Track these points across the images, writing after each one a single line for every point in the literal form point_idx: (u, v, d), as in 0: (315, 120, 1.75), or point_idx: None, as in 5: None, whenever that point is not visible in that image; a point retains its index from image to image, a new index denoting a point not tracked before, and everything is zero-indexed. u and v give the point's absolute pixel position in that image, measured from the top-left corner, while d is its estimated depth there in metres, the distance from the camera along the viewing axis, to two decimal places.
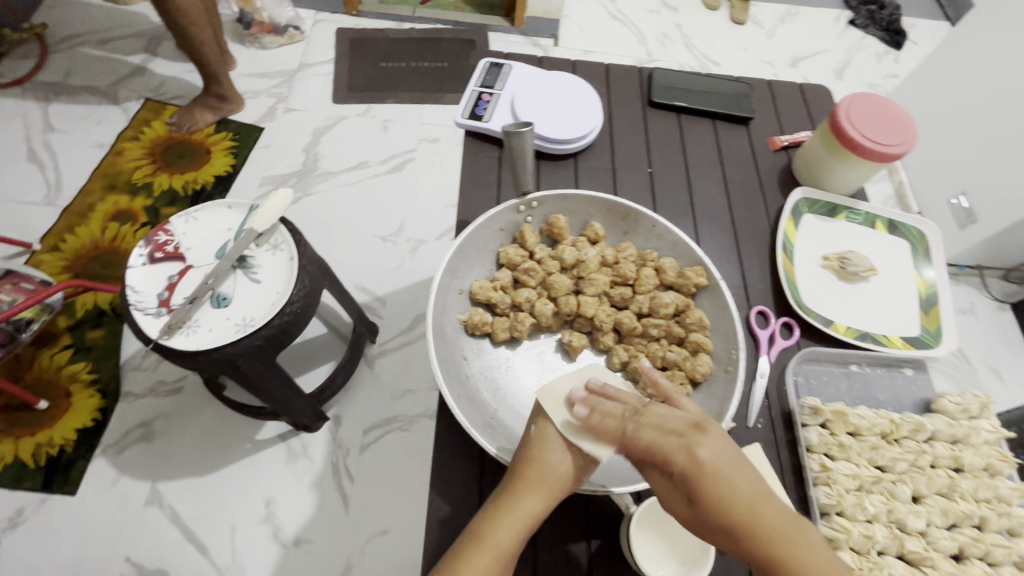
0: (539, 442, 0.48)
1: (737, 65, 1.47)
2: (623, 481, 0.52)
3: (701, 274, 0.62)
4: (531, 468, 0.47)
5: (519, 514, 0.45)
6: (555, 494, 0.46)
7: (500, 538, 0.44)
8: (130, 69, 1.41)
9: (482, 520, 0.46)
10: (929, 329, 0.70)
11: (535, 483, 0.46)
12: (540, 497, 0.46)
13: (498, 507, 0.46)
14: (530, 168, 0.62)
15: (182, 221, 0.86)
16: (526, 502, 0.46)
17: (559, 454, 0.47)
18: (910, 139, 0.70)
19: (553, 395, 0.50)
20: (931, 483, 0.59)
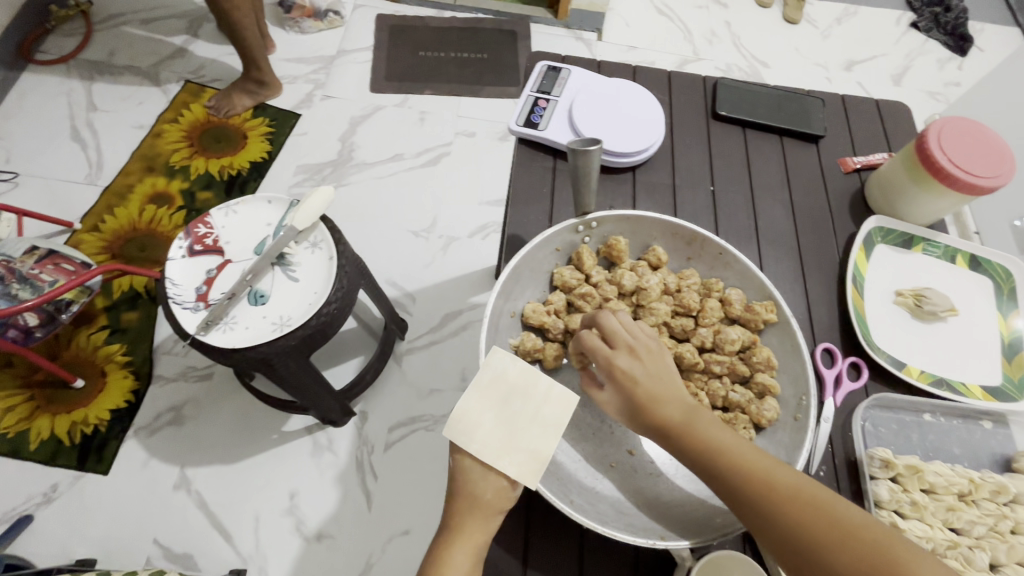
0: (460, 474, 0.45)
1: (789, 66, 1.40)
2: (685, 536, 0.49)
3: (771, 310, 0.57)
4: (463, 500, 0.45)
5: (468, 543, 0.45)
6: (492, 515, 0.45)
7: (452, 573, 0.43)
8: (172, 51, 1.40)
9: (431, 557, 0.45)
10: (1012, 379, 0.65)
11: (472, 512, 0.45)
12: (478, 524, 0.45)
13: (446, 541, 0.45)
14: (593, 188, 0.58)
15: (221, 213, 0.85)
16: (469, 535, 0.45)
17: (484, 480, 0.45)
18: (1007, 172, 0.64)
19: (463, 425, 0.45)
20: (1011, 551, 0.55)
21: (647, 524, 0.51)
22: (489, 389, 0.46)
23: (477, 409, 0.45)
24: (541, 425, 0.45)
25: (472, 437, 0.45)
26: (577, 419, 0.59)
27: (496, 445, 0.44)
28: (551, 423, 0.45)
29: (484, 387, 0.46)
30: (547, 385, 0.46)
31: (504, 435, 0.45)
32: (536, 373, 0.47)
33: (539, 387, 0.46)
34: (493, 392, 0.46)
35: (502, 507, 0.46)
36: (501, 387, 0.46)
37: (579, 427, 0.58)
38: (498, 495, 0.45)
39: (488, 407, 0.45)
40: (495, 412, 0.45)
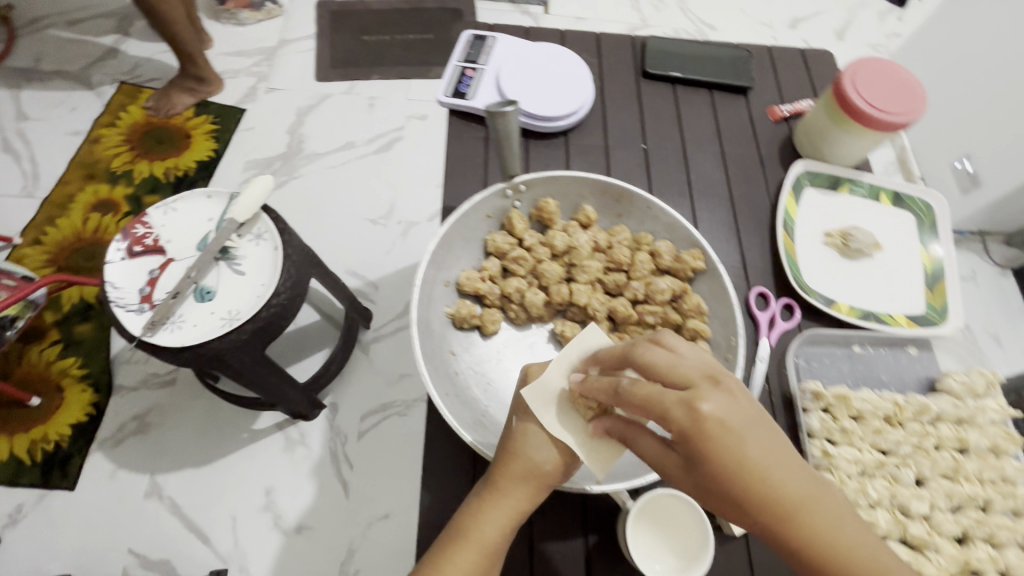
0: (519, 437, 0.47)
1: (736, 29, 1.40)
2: (617, 479, 0.51)
3: (698, 258, 0.59)
4: (512, 464, 0.46)
5: (507, 509, 0.45)
6: (539, 489, 0.46)
7: (485, 532, 0.44)
8: (102, 51, 1.34)
9: (466, 514, 0.46)
10: (934, 306, 0.68)
11: (521, 478, 0.46)
12: (527, 492, 0.46)
13: (484, 501, 0.45)
14: (516, 150, 0.58)
15: (160, 212, 0.79)
16: (506, 501, 0.45)
17: (545, 450, 0.47)
18: (919, 107, 0.66)
19: (541, 391, 0.48)
20: (935, 466, 0.58)
21: (585, 472, 0.53)
22: (569, 372, 0.50)
23: (557, 380, 0.49)
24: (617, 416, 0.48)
25: (544, 409, 0.48)
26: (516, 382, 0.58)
27: (571, 422, 0.48)
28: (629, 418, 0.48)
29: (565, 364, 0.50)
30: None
31: (578, 418, 0.48)
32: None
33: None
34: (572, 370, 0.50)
35: (552, 485, 0.47)
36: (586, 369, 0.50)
37: None
38: (550, 472, 0.46)
39: (568, 384, 0.49)
40: (571, 391, 0.49)
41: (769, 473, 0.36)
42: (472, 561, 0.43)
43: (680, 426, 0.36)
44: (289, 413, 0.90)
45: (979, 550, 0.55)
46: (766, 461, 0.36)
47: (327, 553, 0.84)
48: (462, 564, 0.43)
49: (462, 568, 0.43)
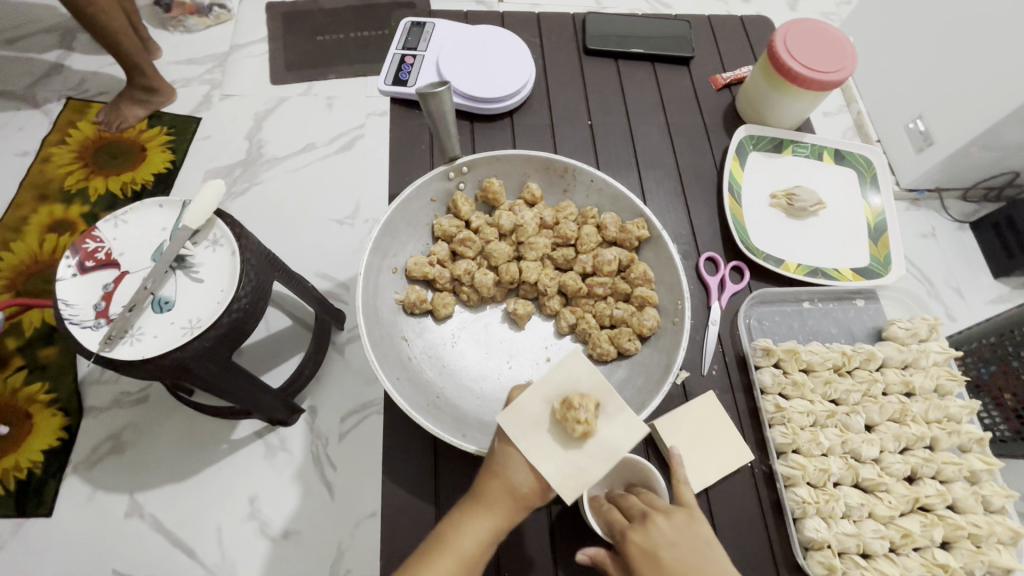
0: (502, 458, 0.44)
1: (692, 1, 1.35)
2: None
3: (643, 227, 0.59)
4: (491, 480, 0.44)
5: (486, 524, 0.43)
6: (519, 510, 0.44)
7: (460, 549, 0.43)
8: (46, 68, 1.30)
9: (446, 523, 0.45)
10: (878, 258, 0.70)
11: (500, 497, 0.43)
12: (506, 511, 0.43)
13: (465, 512, 0.44)
14: (453, 131, 0.58)
15: (110, 225, 0.75)
16: (484, 516, 0.44)
17: (524, 473, 0.43)
18: (850, 65, 0.67)
19: (518, 415, 0.43)
20: (883, 410, 0.60)
21: None
22: (555, 393, 0.44)
23: (537, 405, 0.43)
24: (598, 444, 0.42)
25: (521, 434, 0.43)
26: (471, 363, 0.59)
27: (549, 449, 0.43)
28: (614, 448, 0.42)
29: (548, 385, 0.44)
30: (620, 406, 0.43)
31: (558, 443, 0.43)
32: (610, 388, 0.43)
33: (610, 405, 0.43)
34: (558, 390, 0.44)
35: (533, 505, 0.44)
36: (568, 392, 0.44)
37: (476, 372, 0.58)
38: (530, 495, 0.43)
39: (549, 408, 0.44)
40: (552, 416, 0.43)
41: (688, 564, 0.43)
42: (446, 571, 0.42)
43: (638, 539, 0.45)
44: (266, 420, 0.89)
45: (928, 487, 0.58)
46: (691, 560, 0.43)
47: (317, 551, 0.86)
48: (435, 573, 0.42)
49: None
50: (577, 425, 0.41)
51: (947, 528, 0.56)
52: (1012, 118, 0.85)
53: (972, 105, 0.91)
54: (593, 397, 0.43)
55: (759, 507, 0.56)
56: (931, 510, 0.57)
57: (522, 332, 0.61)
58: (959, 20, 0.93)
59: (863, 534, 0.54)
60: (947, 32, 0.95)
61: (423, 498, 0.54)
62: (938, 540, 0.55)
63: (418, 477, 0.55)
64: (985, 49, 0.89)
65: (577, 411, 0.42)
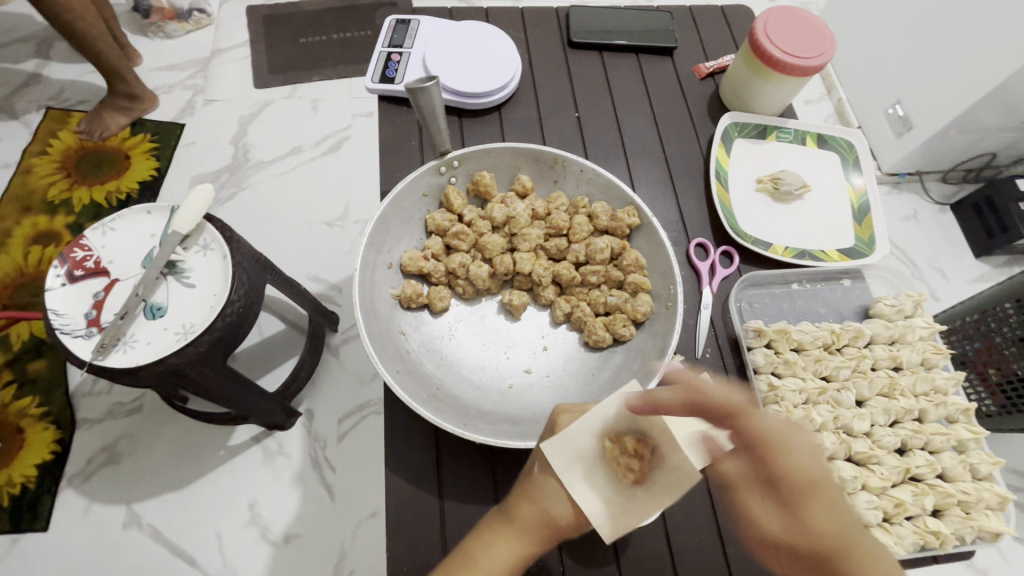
0: (540, 485, 0.48)
1: None
2: None
3: (633, 214, 0.60)
4: (527, 506, 0.47)
5: (516, 547, 0.45)
6: (550, 537, 0.47)
7: (489, 567, 0.44)
8: (23, 77, 1.28)
9: (473, 544, 0.46)
10: (863, 238, 0.72)
11: (535, 521, 0.46)
12: (537, 537, 0.46)
13: (494, 535, 0.46)
14: (443, 126, 0.59)
15: (98, 233, 0.74)
16: (514, 540, 0.46)
17: (560, 499, 0.47)
18: (829, 50, 0.69)
19: (564, 446, 0.47)
20: (872, 385, 0.62)
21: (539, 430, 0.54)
22: (602, 429, 0.48)
23: (585, 438, 0.47)
24: (648, 486, 0.47)
25: (569, 469, 0.47)
26: (469, 354, 0.59)
27: (592, 482, 0.47)
28: (665, 488, 0.46)
29: (599, 425, 0.48)
30: (675, 450, 0.46)
31: (608, 481, 0.47)
32: (667, 428, 0.47)
33: (666, 447, 0.47)
34: (605, 428, 0.48)
35: (565, 534, 0.47)
36: (620, 428, 0.48)
37: (475, 363, 0.59)
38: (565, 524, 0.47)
39: (597, 442, 0.48)
40: (601, 450, 0.47)
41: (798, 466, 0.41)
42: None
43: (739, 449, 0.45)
44: (263, 425, 0.89)
45: (918, 458, 0.59)
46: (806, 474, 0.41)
47: (320, 554, 0.86)
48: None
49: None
50: (627, 466, 0.47)
51: (938, 496, 0.57)
52: (987, 99, 0.88)
53: (950, 88, 0.93)
54: (647, 442, 0.47)
55: None
56: (922, 480, 0.59)
57: (518, 322, 0.62)
58: (933, 5, 0.95)
59: (857, 505, 0.56)
60: (922, 17, 0.97)
61: (426, 491, 0.54)
62: (930, 508, 0.57)
63: (421, 467, 0.55)
64: (959, 33, 0.91)
65: (629, 454, 0.47)
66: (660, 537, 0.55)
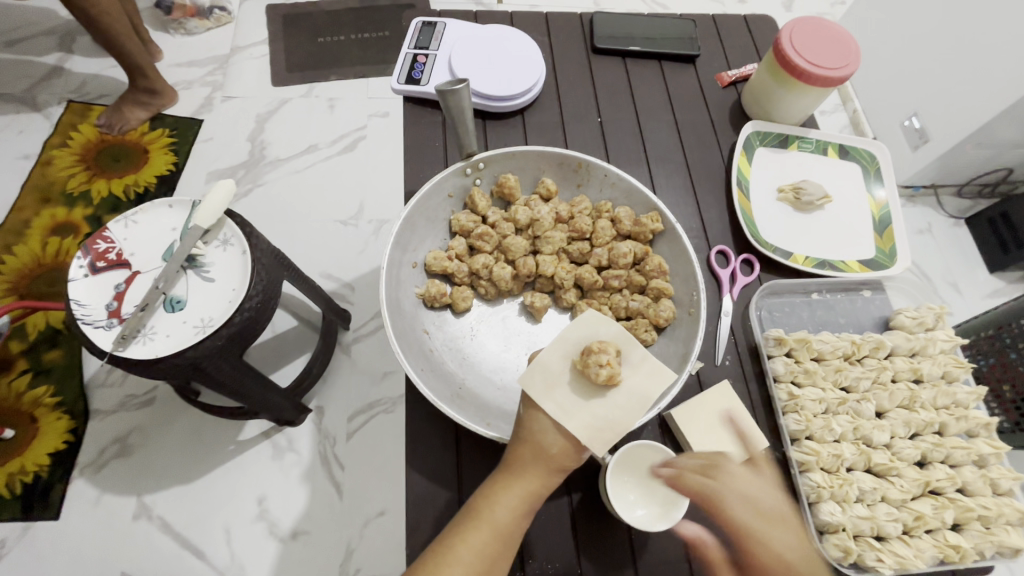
0: (531, 423, 0.45)
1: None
2: None
3: (657, 220, 0.61)
4: (524, 449, 0.44)
5: (517, 495, 0.44)
6: (552, 471, 0.44)
7: (495, 515, 0.44)
8: (46, 71, 1.30)
9: (479, 495, 0.45)
10: (884, 250, 0.72)
11: (533, 461, 0.44)
12: (541, 476, 0.44)
13: (495, 485, 0.45)
14: (471, 127, 0.59)
15: (120, 225, 0.74)
16: (517, 485, 0.44)
17: (551, 432, 0.44)
18: (855, 61, 0.69)
19: (541, 373, 0.44)
20: (893, 397, 0.62)
21: None
22: (574, 347, 0.45)
23: (557, 361, 0.45)
24: (624, 391, 0.43)
25: (544, 394, 0.44)
26: (491, 354, 0.60)
27: (571, 402, 0.43)
28: (642, 395, 0.43)
29: (567, 340, 0.45)
30: (643, 356, 0.44)
31: (589, 394, 0.44)
32: (631, 338, 0.45)
33: (633, 354, 0.44)
34: (573, 343, 0.45)
35: (565, 467, 0.45)
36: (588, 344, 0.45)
37: (497, 363, 0.59)
38: (563, 455, 0.44)
39: (570, 363, 0.45)
40: (573, 370, 0.44)
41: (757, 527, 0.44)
42: (483, 544, 0.43)
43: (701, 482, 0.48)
44: (275, 421, 0.89)
45: (938, 471, 0.59)
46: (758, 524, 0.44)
47: (328, 552, 0.86)
48: (475, 544, 0.43)
49: (473, 548, 0.43)
50: (601, 369, 0.42)
51: (957, 510, 0.57)
52: (1010, 111, 0.87)
53: (968, 101, 0.93)
54: (612, 344, 0.44)
55: None
56: (941, 493, 0.59)
57: (539, 325, 0.62)
58: (955, 19, 0.95)
59: (876, 516, 0.56)
60: (943, 31, 0.97)
61: (442, 490, 0.55)
62: (949, 522, 0.57)
63: (439, 465, 0.56)
64: (980, 47, 0.91)
65: (599, 354, 0.42)
66: (677, 543, 0.55)
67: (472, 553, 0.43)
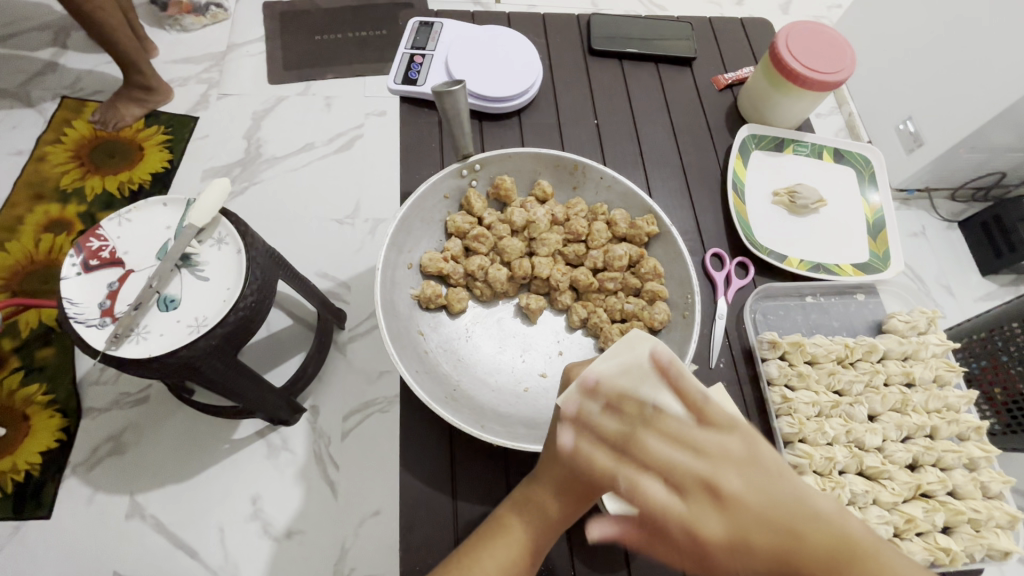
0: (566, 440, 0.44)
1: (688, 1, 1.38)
2: None
3: (652, 223, 0.61)
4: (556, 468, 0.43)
5: (546, 514, 0.44)
6: (589, 493, 0.43)
7: (527, 532, 0.44)
8: (40, 66, 1.29)
9: (509, 511, 0.45)
10: (878, 254, 0.72)
11: (568, 483, 0.43)
12: (577, 500, 0.44)
13: (528, 502, 0.45)
14: (467, 129, 0.59)
15: (114, 223, 0.74)
16: (548, 506, 0.44)
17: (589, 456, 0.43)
18: (849, 66, 0.69)
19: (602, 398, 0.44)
20: (885, 401, 0.62)
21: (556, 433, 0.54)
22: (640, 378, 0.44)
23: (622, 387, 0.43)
24: None
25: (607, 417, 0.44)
26: (486, 356, 0.60)
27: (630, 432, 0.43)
28: None
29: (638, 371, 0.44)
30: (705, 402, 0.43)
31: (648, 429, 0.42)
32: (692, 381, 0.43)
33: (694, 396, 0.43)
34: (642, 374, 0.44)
35: (602, 489, 0.44)
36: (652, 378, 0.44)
37: (492, 365, 0.59)
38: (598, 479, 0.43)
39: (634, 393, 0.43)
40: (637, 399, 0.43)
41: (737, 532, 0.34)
42: (511, 559, 0.44)
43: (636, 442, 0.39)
44: (269, 420, 0.89)
45: (929, 474, 0.60)
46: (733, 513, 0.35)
47: (322, 552, 0.86)
48: (501, 558, 0.43)
49: (499, 561, 0.43)
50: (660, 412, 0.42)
51: (948, 513, 0.58)
52: (1002, 116, 0.88)
53: (963, 106, 0.93)
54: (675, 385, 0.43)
55: None
56: (932, 496, 0.59)
57: (535, 326, 0.63)
58: (950, 23, 0.95)
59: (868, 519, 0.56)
60: (938, 36, 0.97)
61: (437, 490, 0.55)
62: (940, 525, 0.57)
63: (434, 466, 0.56)
64: (974, 53, 0.91)
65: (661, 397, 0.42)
66: None
67: (498, 566, 0.43)
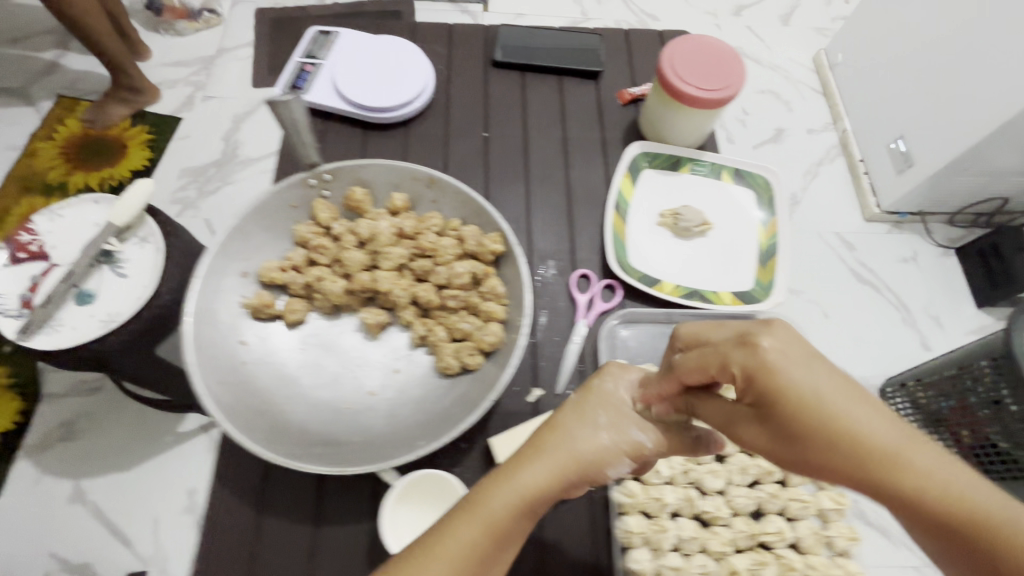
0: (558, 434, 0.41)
1: None
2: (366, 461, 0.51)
3: (498, 241, 0.60)
4: (552, 441, 0.40)
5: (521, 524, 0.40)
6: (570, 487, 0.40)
7: (492, 508, 0.37)
8: (41, 67, 1.16)
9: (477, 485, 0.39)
10: (762, 282, 0.68)
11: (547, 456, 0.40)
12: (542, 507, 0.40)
13: (498, 475, 0.39)
14: (309, 139, 0.59)
15: (48, 217, 0.63)
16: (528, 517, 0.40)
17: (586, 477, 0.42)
18: (738, 82, 0.66)
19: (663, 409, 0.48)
20: None
21: (363, 459, 0.52)
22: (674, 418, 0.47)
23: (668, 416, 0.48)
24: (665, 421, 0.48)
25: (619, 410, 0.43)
26: (313, 369, 0.59)
27: None
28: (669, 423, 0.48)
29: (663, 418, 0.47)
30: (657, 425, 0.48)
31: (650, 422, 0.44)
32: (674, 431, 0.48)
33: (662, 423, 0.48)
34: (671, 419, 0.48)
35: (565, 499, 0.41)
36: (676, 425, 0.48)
37: (316, 379, 0.58)
38: (650, 452, 0.42)
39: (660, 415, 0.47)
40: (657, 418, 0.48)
41: (853, 417, 0.33)
42: (473, 538, 0.37)
43: (740, 366, 0.36)
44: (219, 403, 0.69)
45: (771, 524, 0.55)
46: (876, 416, 0.34)
47: None
48: (460, 538, 0.36)
49: (461, 540, 0.36)
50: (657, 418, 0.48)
51: (781, 569, 0.53)
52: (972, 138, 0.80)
53: None
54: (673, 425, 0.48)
55: (591, 536, 0.54)
56: (771, 549, 0.55)
57: (375, 342, 0.61)
58: None
59: (688, 568, 0.53)
60: None
61: (243, 501, 0.54)
62: None
63: (246, 480, 0.55)
64: None
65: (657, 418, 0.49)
66: None
67: (460, 551, 0.36)
